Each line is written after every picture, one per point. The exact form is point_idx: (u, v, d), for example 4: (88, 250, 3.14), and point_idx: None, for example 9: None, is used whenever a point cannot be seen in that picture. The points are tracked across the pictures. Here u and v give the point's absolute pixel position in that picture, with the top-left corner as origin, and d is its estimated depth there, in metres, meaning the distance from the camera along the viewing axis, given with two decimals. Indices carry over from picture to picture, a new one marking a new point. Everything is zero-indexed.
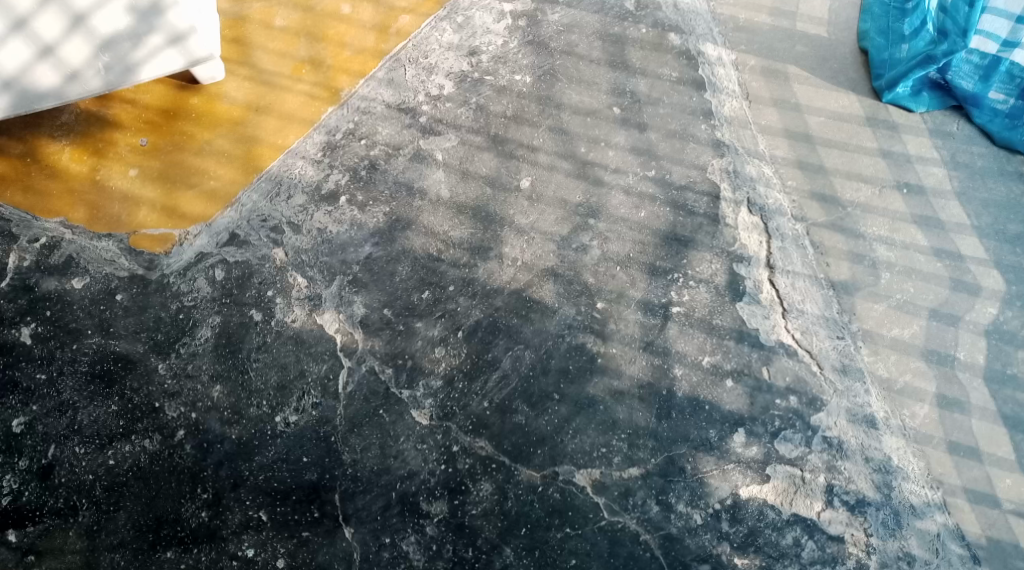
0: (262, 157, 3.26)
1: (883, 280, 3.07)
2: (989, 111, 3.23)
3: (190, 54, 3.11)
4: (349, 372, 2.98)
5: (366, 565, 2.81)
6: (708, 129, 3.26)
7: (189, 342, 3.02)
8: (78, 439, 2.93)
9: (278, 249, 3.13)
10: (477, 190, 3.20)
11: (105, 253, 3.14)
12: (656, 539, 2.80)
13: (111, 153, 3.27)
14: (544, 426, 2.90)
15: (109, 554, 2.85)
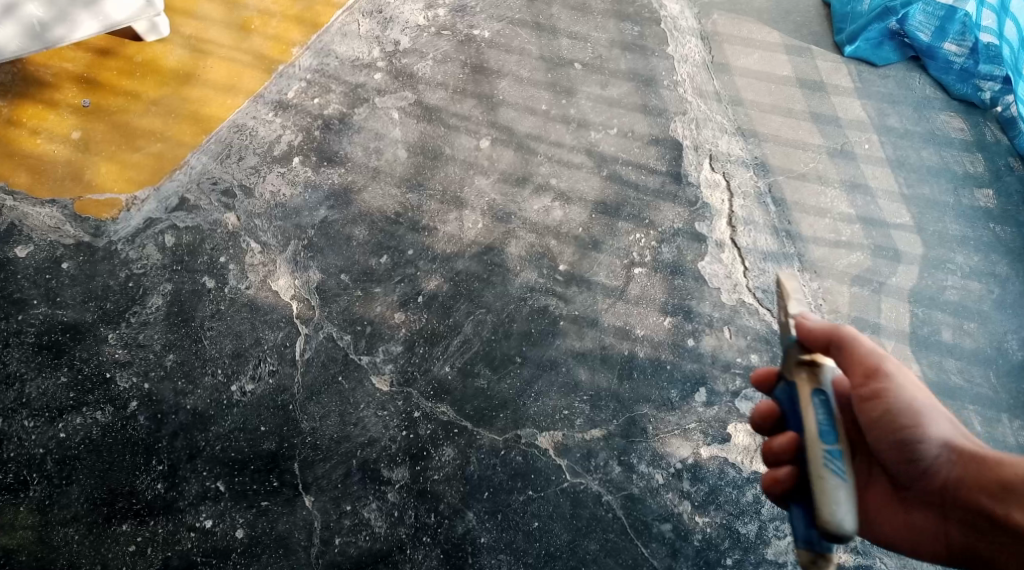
0: (212, 117, 3.19)
1: (843, 236, 3.08)
2: (943, 63, 3.30)
3: (105, 18, 3.01)
4: (306, 339, 2.92)
5: (326, 533, 2.74)
6: (670, 87, 3.24)
7: (139, 311, 2.94)
8: (26, 413, 2.83)
9: (230, 213, 3.05)
10: (436, 149, 3.15)
11: (49, 220, 3.04)
12: (618, 499, 2.77)
13: (53, 115, 3.18)
14: (506, 390, 2.87)
15: (62, 529, 2.74)
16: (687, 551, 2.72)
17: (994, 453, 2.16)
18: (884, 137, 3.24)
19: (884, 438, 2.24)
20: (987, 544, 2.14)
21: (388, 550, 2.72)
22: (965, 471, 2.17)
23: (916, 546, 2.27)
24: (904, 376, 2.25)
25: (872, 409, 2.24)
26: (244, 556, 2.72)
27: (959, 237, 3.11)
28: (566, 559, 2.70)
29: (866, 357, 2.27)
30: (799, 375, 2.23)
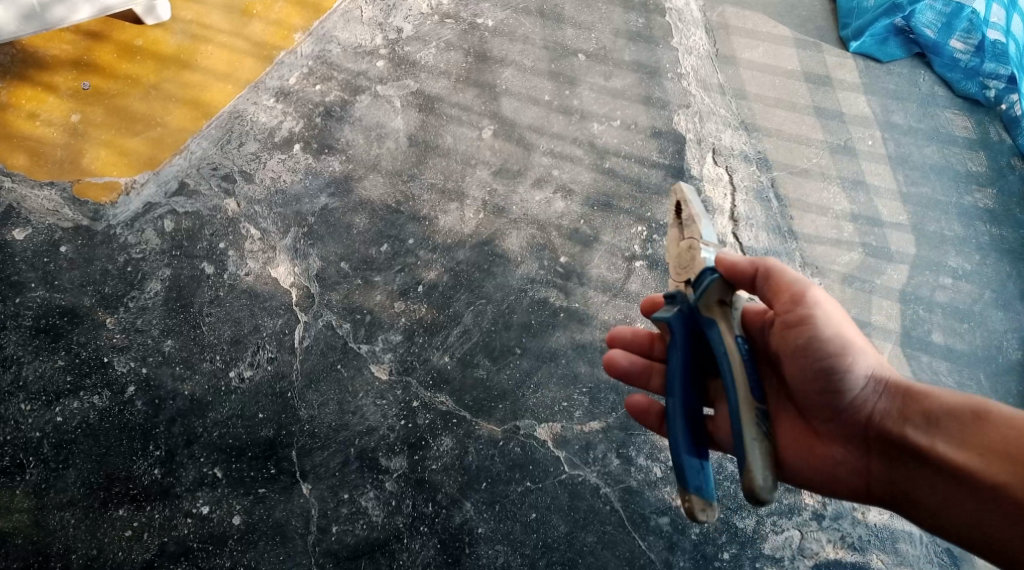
0: (213, 102, 3.18)
1: (845, 232, 3.08)
2: (949, 60, 3.31)
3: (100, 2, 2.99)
4: (305, 326, 2.91)
5: (324, 521, 2.74)
6: (674, 79, 3.23)
7: (138, 296, 2.93)
8: (23, 396, 2.82)
9: (230, 199, 3.04)
10: (438, 138, 3.14)
11: (48, 203, 3.03)
12: (616, 492, 2.77)
13: (52, 97, 3.16)
14: (505, 381, 2.87)
15: (59, 513, 2.73)
16: (684, 545, 2.73)
17: (917, 386, 2.29)
18: (887, 133, 3.24)
19: (808, 367, 2.33)
20: (906, 475, 2.28)
21: (385, 539, 2.72)
22: (894, 403, 2.29)
23: (834, 480, 2.38)
24: (829, 304, 2.34)
25: (798, 336, 2.33)
26: (241, 542, 2.72)
27: (958, 237, 3.13)
28: (563, 551, 2.71)
29: (790, 285, 2.38)
30: (717, 314, 2.36)
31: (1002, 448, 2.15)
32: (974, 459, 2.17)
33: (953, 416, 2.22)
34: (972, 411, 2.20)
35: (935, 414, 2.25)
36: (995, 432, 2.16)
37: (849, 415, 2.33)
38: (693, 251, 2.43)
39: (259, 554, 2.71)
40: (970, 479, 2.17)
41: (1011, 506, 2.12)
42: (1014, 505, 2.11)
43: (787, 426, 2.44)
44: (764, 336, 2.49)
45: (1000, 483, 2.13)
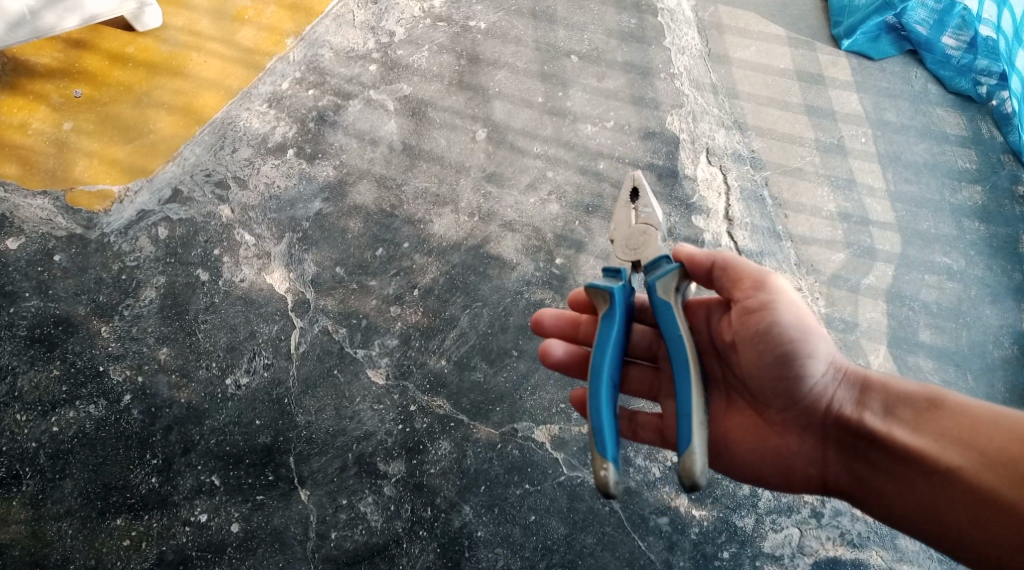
0: (205, 108, 3.17)
1: (840, 230, 3.09)
2: (941, 57, 3.31)
3: (87, 14, 3.02)
4: (301, 332, 2.91)
5: (322, 527, 2.73)
6: (667, 79, 3.23)
7: (133, 304, 2.92)
8: (19, 406, 2.81)
9: (224, 205, 3.03)
10: (431, 142, 3.13)
11: (41, 212, 3.02)
12: (615, 493, 2.77)
13: (44, 106, 3.15)
14: (503, 383, 2.87)
15: (56, 523, 2.72)
16: (684, 545, 2.72)
17: (873, 376, 2.34)
18: (880, 131, 3.24)
19: (767, 353, 2.33)
20: (861, 464, 2.31)
21: (385, 544, 2.71)
22: (854, 392, 2.32)
23: (788, 470, 2.38)
24: (789, 292, 2.36)
25: (758, 322, 2.33)
26: (240, 550, 2.71)
27: (949, 237, 3.11)
28: (562, 553, 2.70)
29: (751, 273, 2.39)
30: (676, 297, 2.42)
31: (958, 434, 2.21)
32: (933, 445, 2.22)
33: (910, 405, 2.29)
34: (928, 400, 2.27)
35: (892, 403, 2.31)
36: (951, 419, 2.23)
37: (806, 404, 2.35)
38: (647, 238, 2.50)
39: (259, 562, 2.70)
40: (927, 466, 2.22)
41: (966, 491, 2.17)
42: (970, 490, 2.17)
43: (738, 416, 2.43)
44: (714, 326, 2.48)
45: (956, 467, 2.19)
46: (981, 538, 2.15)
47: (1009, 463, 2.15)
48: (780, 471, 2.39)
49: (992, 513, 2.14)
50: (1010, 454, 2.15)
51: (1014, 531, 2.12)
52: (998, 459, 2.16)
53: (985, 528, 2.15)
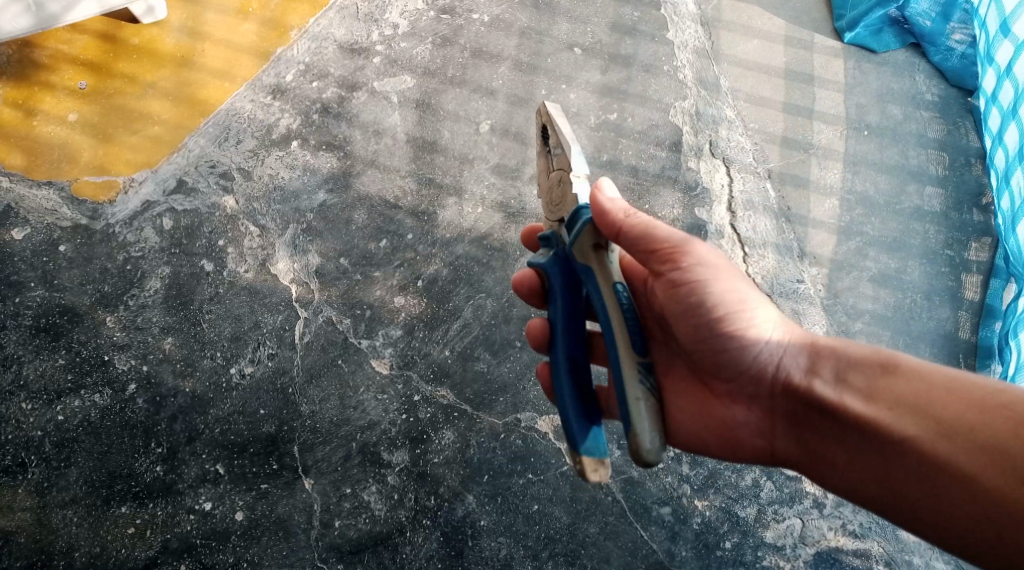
0: (209, 101, 3.18)
1: (842, 221, 3.13)
2: (944, 49, 3.33)
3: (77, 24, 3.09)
4: (305, 322, 2.92)
5: (326, 516, 2.75)
6: (671, 71, 3.24)
7: (137, 294, 2.94)
8: (23, 396, 2.83)
9: (228, 196, 3.04)
10: (435, 134, 3.15)
11: (47, 203, 3.03)
12: (618, 483, 2.79)
13: (49, 97, 3.16)
14: (506, 374, 2.89)
15: (61, 511, 2.74)
16: (687, 534, 2.74)
17: (818, 339, 2.31)
18: (880, 125, 3.27)
19: (702, 326, 2.33)
20: (815, 434, 2.29)
21: (388, 532, 2.73)
22: (801, 357, 2.30)
23: (735, 441, 2.40)
24: (716, 262, 2.35)
25: (689, 296, 2.33)
26: (245, 538, 2.73)
27: (950, 238, 3.14)
28: (565, 542, 2.72)
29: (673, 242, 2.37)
30: (593, 259, 2.34)
31: (914, 401, 2.16)
32: (888, 414, 2.17)
33: (864, 369, 2.24)
34: (882, 365, 2.22)
35: (844, 367, 2.26)
36: (906, 386, 2.18)
37: (750, 372, 2.34)
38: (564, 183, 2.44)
39: (263, 550, 2.72)
40: (882, 435, 2.18)
41: (922, 463, 2.14)
42: (922, 461, 2.14)
43: (689, 389, 2.44)
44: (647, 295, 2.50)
45: (913, 437, 2.15)
46: (936, 509, 2.13)
47: (966, 432, 2.11)
48: (726, 441, 2.41)
49: (948, 484, 2.11)
50: (966, 422, 2.12)
51: (969, 501, 2.09)
52: (954, 429, 2.12)
53: (941, 499, 2.12)
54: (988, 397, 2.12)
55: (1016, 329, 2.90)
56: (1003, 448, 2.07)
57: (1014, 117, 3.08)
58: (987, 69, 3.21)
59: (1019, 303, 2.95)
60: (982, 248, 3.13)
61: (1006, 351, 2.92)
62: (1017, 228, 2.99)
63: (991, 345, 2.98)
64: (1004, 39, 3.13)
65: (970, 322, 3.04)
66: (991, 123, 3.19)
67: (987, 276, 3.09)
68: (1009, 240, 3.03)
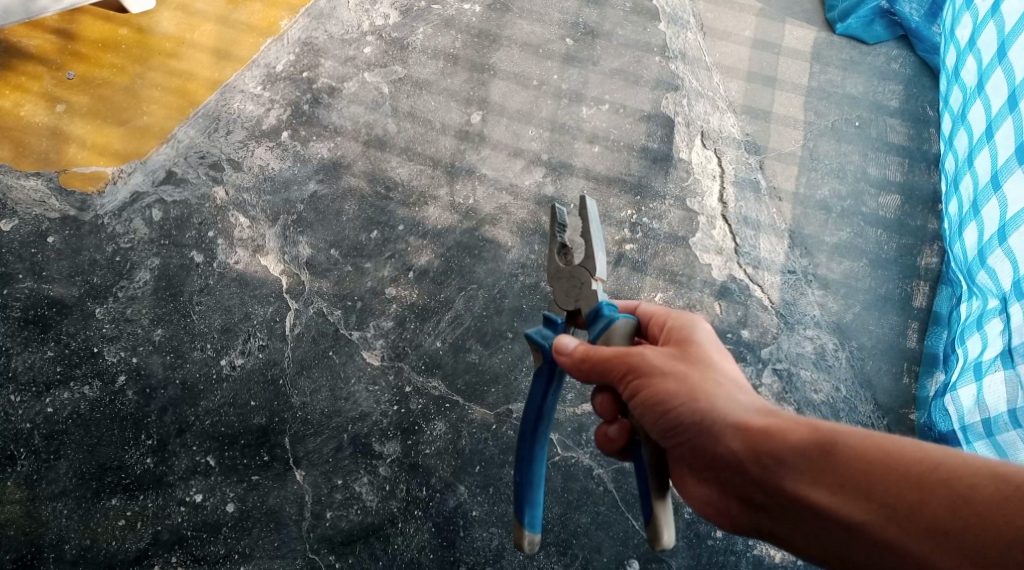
0: (198, 92, 3.17)
1: (834, 212, 3.07)
2: (931, 44, 3.28)
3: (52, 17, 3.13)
4: (296, 313, 2.92)
5: (318, 507, 2.75)
6: (662, 61, 3.23)
7: (127, 285, 2.93)
8: (12, 387, 2.82)
9: (218, 187, 3.03)
10: (426, 124, 3.14)
11: (34, 194, 3.01)
12: (609, 473, 2.77)
13: (36, 88, 3.15)
14: (497, 364, 2.88)
15: (50, 504, 2.73)
16: (678, 524, 2.73)
17: (745, 414, 1.96)
18: (872, 114, 3.22)
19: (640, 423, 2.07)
20: (752, 524, 1.97)
21: (380, 523, 2.73)
22: (733, 441, 1.94)
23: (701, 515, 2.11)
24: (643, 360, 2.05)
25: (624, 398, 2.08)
26: (236, 530, 2.73)
27: (935, 233, 3.05)
28: (557, 533, 2.71)
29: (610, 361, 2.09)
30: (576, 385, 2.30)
31: (855, 483, 1.84)
32: (832, 501, 1.85)
33: (797, 453, 1.89)
34: (818, 445, 1.88)
35: (775, 452, 1.90)
36: (848, 467, 1.85)
37: (681, 454, 2.02)
38: (584, 284, 2.25)
39: (254, 541, 2.72)
40: (828, 525, 1.87)
41: (871, 549, 1.84)
42: (875, 546, 1.83)
43: None
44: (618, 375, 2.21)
45: (856, 524, 1.84)
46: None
47: (913, 513, 1.80)
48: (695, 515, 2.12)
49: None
50: (910, 501, 1.81)
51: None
52: (902, 509, 1.81)
53: None
54: (927, 471, 1.82)
55: (962, 336, 2.80)
56: (949, 526, 1.78)
57: (964, 121, 3.00)
58: (941, 75, 3.18)
59: (963, 309, 2.85)
60: (931, 253, 3.03)
61: (952, 358, 2.81)
62: (963, 232, 2.89)
63: (936, 353, 2.88)
64: (951, 44, 3.11)
65: (918, 330, 2.94)
66: (945, 128, 3.12)
67: (936, 284, 2.99)
68: (954, 245, 2.93)
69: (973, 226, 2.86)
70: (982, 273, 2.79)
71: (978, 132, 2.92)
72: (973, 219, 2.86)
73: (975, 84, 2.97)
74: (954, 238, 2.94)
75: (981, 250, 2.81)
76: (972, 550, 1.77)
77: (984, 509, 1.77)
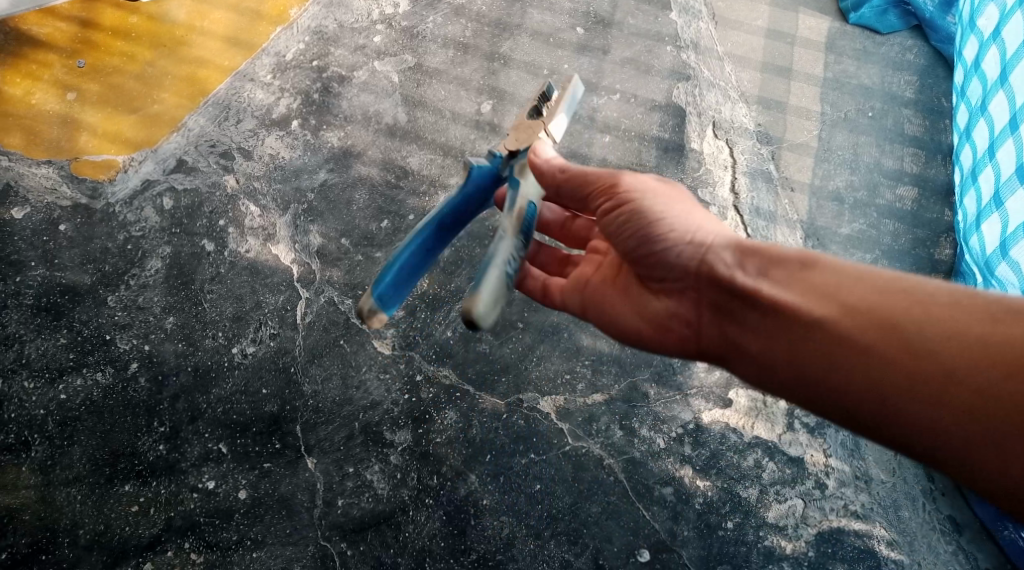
0: (208, 81, 3.16)
1: (847, 202, 3.05)
2: (946, 33, 3.23)
3: None
4: (307, 302, 2.92)
5: (329, 495, 2.76)
6: (674, 50, 3.21)
7: (138, 273, 2.93)
8: (26, 373, 2.84)
9: (229, 176, 3.03)
10: (436, 113, 3.13)
11: (46, 181, 3.02)
12: (619, 463, 2.78)
13: (47, 76, 3.15)
14: (507, 355, 2.88)
15: (64, 489, 2.75)
16: (688, 514, 2.74)
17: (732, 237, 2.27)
18: (886, 103, 3.20)
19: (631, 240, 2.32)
20: (717, 326, 2.24)
21: (391, 511, 2.75)
22: (716, 247, 2.24)
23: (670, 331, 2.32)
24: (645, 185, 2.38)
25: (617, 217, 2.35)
26: (248, 516, 2.75)
27: (950, 224, 3.04)
28: (568, 522, 2.73)
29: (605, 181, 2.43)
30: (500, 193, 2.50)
31: (822, 287, 2.11)
32: (798, 300, 2.11)
33: (779, 258, 2.18)
34: (800, 259, 2.16)
35: (761, 255, 2.20)
36: (821, 276, 2.12)
37: (663, 261, 2.28)
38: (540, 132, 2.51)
39: (266, 528, 2.74)
40: (791, 320, 2.11)
41: (822, 343, 2.08)
42: (827, 339, 2.07)
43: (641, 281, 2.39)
44: None
45: (813, 317, 2.09)
46: (840, 387, 2.06)
47: (870, 310, 2.05)
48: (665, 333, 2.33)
49: (841, 361, 2.06)
50: (867, 301, 2.06)
51: (870, 375, 2.03)
52: (858, 309, 2.06)
53: (841, 375, 2.06)
54: (893, 280, 2.07)
55: None
56: (896, 322, 2.03)
57: (984, 112, 2.92)
58: (957, 66, 3.12)
59: None
60: (945, 245, 3.02)
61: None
62: (982, 225, 2.83)
63: None
64: (971, 34, 3.04)
65: None
66: (961, 120, 3.06)
67: (949, 275, 2.98)
68: (972, 238, 2.88)
69: (994, 218, 2.79)
70: (1003, 266, 2.72)
71: (999, 123, 2.84)
72: (994, 212, 2.79)
73: (997, 74, 2.88)
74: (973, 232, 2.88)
75: (1002, 242, 2.74)
76: (915, 343, 2.00)
77: (936, 312, 2.01)
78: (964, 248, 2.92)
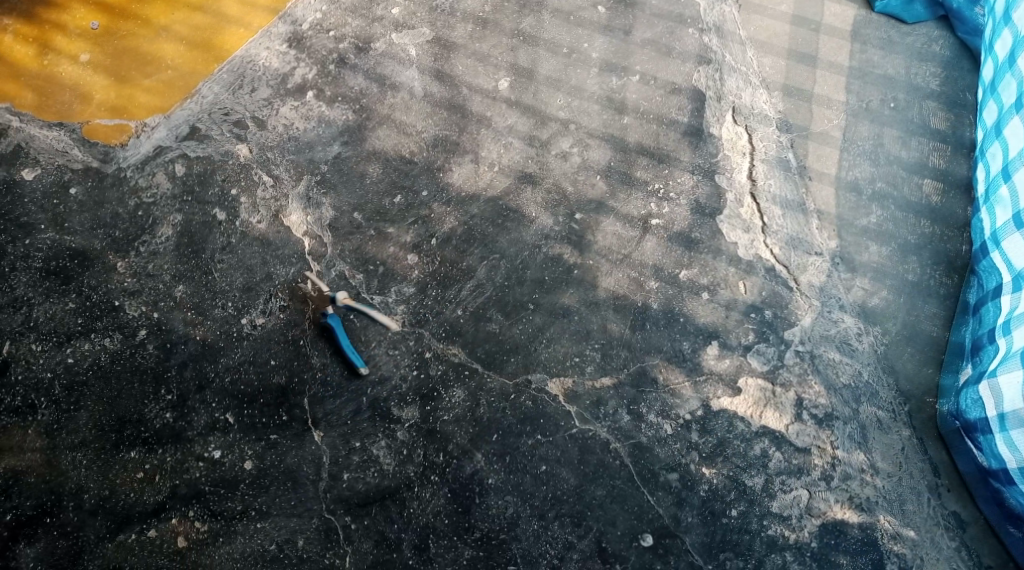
0: (224, 47, 3.14)
1: (865, 194, 3.03)
2: (972, 25, 3.18)
3: None
4: (317, 275, 2.91)
5: (335, 469, 2.76)
6: (696, 34, 3.19)
7: (149, 241, 2.92)
8: (34, 336, 2.83)
9: (241, 144, 3.01)
10: (453, 89, 3.10)
11: (58, 144, 3.00)
12: (626, 447, 2.77)
13: (60, 37, 3.14)
14: (518, 335, 2.86)
15: (70, 453, 2.76)
16: (693, 501, 2.73)
17: None
18: (908, 94, 3.16)
19: None
20: None
21: (396, 487, 2.75)
22: None
23: None
24: None
25: None
26: (253, 487, 2.74)
27: (967, 218, 3.00)
28: (571, 504, 2.73)
29: None
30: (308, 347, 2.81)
31: None
32: None
33: None
34: None
35: None
36: None
37: None
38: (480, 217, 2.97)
39: (271, 499, 2.74)
40: None
41: None
42: None
43: None
44: None
45: None
46: None
47: None
48: None
49: None
50: None
51: None
52: None
53: None
54: None
55: (1006, 327, 2.69)
56: None
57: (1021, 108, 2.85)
58: (987, 60, 3.06)
59: (1006, 300, 2.74)
60: (962, 239, 2.99)
61: (990, 348, 2.73)
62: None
63: (964, 343, 2.84)
64: (1004, 28, 2.98)
65: (945, 318, 2.90)
66: (989, 116, 3.00)
67: (965, 271, 2.95)
68: (1006, 235, 2.80)
69: None
70: None
71: None
72: None
73: None
74: (1010, 233, 2.79)
75: None
76: None
77: None
78: (996, 248, 2.82)
